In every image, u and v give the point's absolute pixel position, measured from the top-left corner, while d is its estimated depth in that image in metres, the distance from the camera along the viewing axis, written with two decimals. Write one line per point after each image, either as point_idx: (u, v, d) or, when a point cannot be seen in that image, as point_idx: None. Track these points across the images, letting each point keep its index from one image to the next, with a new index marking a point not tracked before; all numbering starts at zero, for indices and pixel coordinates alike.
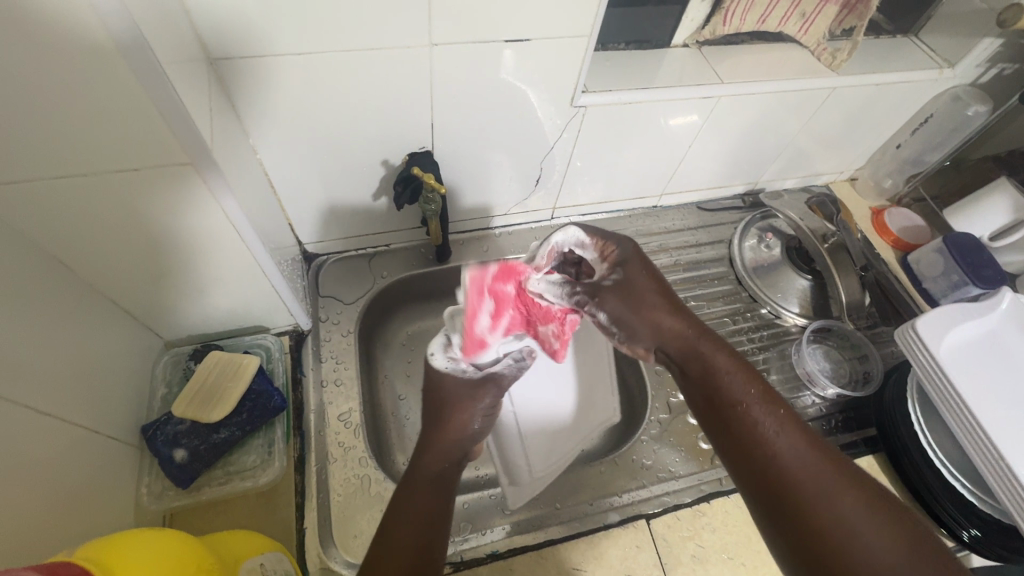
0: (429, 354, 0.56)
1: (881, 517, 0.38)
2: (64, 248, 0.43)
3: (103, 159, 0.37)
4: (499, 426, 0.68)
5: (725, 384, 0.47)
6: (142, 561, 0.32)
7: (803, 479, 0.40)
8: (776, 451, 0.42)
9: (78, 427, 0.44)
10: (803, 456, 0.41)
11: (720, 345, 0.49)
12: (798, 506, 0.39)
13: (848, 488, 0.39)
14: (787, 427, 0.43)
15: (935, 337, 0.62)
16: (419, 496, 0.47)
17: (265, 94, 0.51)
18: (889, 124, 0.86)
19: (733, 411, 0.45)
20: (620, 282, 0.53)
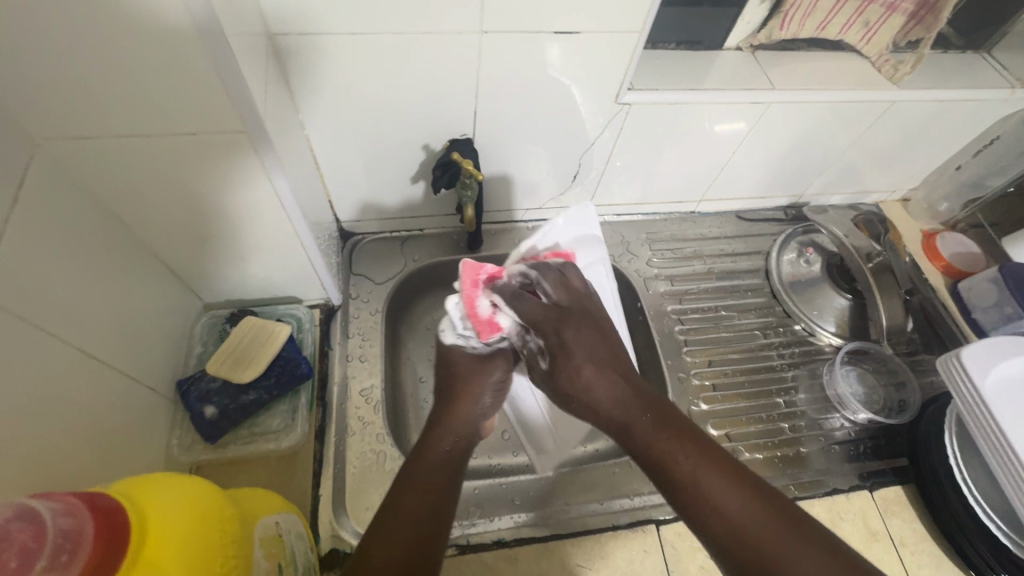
0: (441, 330, 0.60)
1: (821, 558, 0.38)
2: (119, 203, 0.46)
3: (166, 123, 0.39)
4: (516, 400, 0.68)
5: (665, 450, 0.46)
6: (166, 505, 0.32)
7: (765, 553, 0.39)
8: (725, 522, 0.41)
9: (117, 374, 0.46)
10: (759, 522, 0.40)
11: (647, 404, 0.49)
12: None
13: (807, 545, 0.39)
14: (739, 493, 0.42)
15: (980, 368, 0.59)
16: (427, 469, 0.49)
17: (317, 72, 0.52)
18: (950, 144, 0.82)
19: (684, 490, 0.44)
20: (562, 325, 0.54)
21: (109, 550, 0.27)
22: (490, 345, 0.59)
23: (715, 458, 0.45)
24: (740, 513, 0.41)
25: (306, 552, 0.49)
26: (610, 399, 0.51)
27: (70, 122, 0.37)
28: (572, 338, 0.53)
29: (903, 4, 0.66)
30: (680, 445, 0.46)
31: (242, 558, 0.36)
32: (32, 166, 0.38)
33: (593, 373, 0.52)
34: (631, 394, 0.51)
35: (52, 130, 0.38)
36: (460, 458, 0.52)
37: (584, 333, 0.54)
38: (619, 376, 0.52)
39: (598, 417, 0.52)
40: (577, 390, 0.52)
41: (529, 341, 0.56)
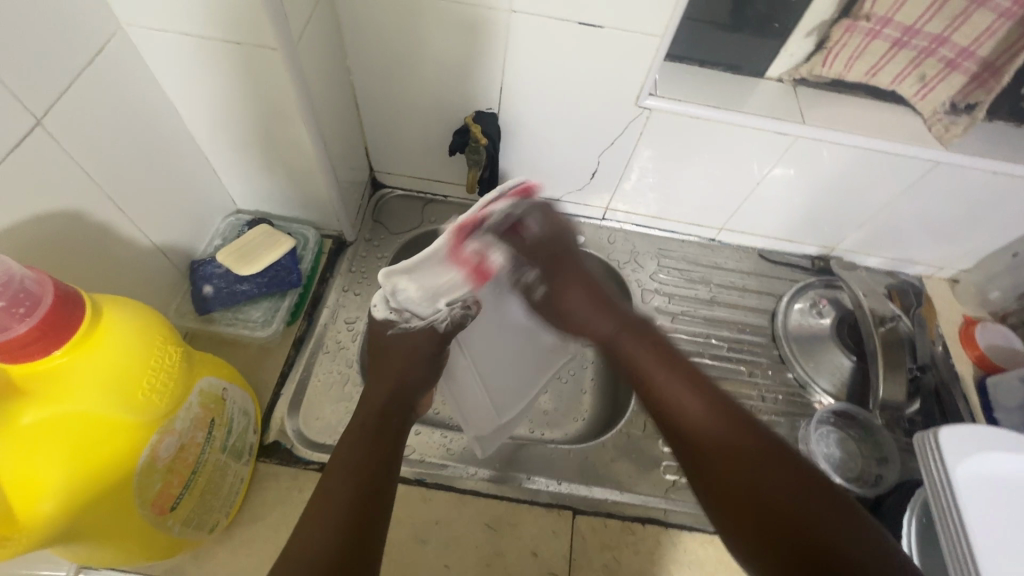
0: (371, 306, 0.56)
1: (775, 461, 0.44)
2: (179, 95, 0.55)
3: (217, 29, 0.48)
4: (453, 374, 0.64)
5: (646, 368, 0.51)
6: (122, 320, 0.38)
7: (708, 438, 0.46)
8: (686, 420, 0.48)
9: (143, 234, 0.55)
10: (713, 417, 0.47)
11: (639, 335, 0.54)
12: (711, 467, 0.46)
13: (752, 438, 0.46)
14: (701, 394, 0.49)
15: (955, 451, 0.54)
16: (352, 454, 0.48)
17: (367, 26, 0.60)
18: (1008, 226, 0.76)
19: (657, 396, 0.50)
20: (552, 261, 0.58)
21: (56, 326, 0.34)
22: (425, 319, 0.55)
23: (685, 372, 0.50)
24: (698, 407, 0.48)
25: (246, 430, 0.55)
26: (602, 319, 0.56)
27: (147, 9, 0.46)
28: (564, 270, 0.58)
29: (965, 63, 0.62)
30: (659, 357, 0.52)
31: (176, 390, 0.42)
32: (112, 41, 0.47)
33: (578, 295, 0.57)
34: (610, 317, 0.56)
35: (133, 16, 0.47)
36: (392, 445, 0.51)
37: (571, 267, 0.58)
38: (598, 304, 0.57)
39: (590, 333, 0.57)
40: (569, 313, 0.58)
41: (526, 278, 0.59)
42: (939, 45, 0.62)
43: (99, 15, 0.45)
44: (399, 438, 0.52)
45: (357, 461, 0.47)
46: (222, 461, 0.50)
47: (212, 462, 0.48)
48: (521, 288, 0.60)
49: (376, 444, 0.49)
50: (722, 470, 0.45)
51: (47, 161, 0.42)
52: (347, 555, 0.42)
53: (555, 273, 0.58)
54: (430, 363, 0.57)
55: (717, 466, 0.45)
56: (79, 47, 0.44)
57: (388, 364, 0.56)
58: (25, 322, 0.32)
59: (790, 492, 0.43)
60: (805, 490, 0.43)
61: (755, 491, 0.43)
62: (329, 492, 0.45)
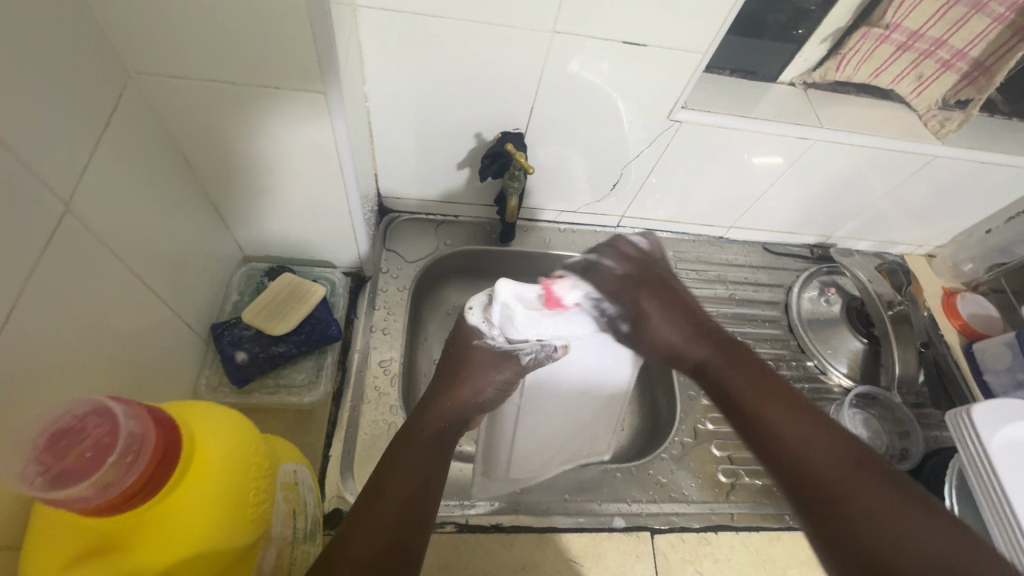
0: (466, 307, 0.55)
1: (898, 504, 0.38)
2: (192, 144, 0.47)
3: (252, 74, 0.41)
4: (500, 414, 0.62)
5: (742, 393, 0.48)
6: (215, 436, 0.33)
7: (827, 474, 0.41)
8: (794, 450, 0.43)
9: (163, 307, 0.48)
10: (824, 448, 0.42)
11: (733, 358, 0.51)
12: (826, 503, 0.40)
13: (882, 484, 0.40)
14: (802, 420, 0.44)
15: (990, 425, 0.60)
16: (413, 450, 0.46)
17: (393, 51, 0.55)
18: (984, 206, 0.83)
19: (762, 426, 0.45)
20: (637, 294, 0.54)
21: (161, 463, 0.29)
22: (512, 343, 0.53)
23: (783, 395, 0.47)
24: (814, 441, 0.43)
25: (314, 506, 0.50)
26: (697, 344, 0.53)
27: (165, 55, 0.39)
28: (650, 306, 0.54)
29: (958, 63, 0.67)
30: (763, 385, 0.48)
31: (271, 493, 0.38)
32: (122, 94, 0.40)
33: (666, 322, 0.54)
34: (704, 342, 0.53)
35: (146, 63, 0.40)
36: (448, 445, 0.49)
37: (656, 299, 0.55)
38: (697, 332, 0.53)
39: (678, 360, 0.54)
40: (659, 346, 0.54)
41: (608, 309, 0.54)
42: (938, 48, 0.66)
43: (108, 66, 0.38)
44: (454, 440, 0.50)
45: (416, 458, 0.46)
46: (304, 549, 0.46)
47: (298, 556, 0.44)
48: (604, 326, 0.55)
49: (435, 446, 0.48)
50: (843, 511, 0.39)
51: (75, 250, 0.35)
52: (388, 555, 0.39)
53: (641, 310, 0.54)
54: (499, 390, 0.54)
55: (837, 504, 0.39)
56: (94, 109, 0.36)
57: (467, 373, 0.53)
58: (132, 471, 0.27)
59: (914, 536, 0.37)
60: (935, 535, 0.37)
61: (873, 536, 0.37)
62: (384, 488, 0.43)
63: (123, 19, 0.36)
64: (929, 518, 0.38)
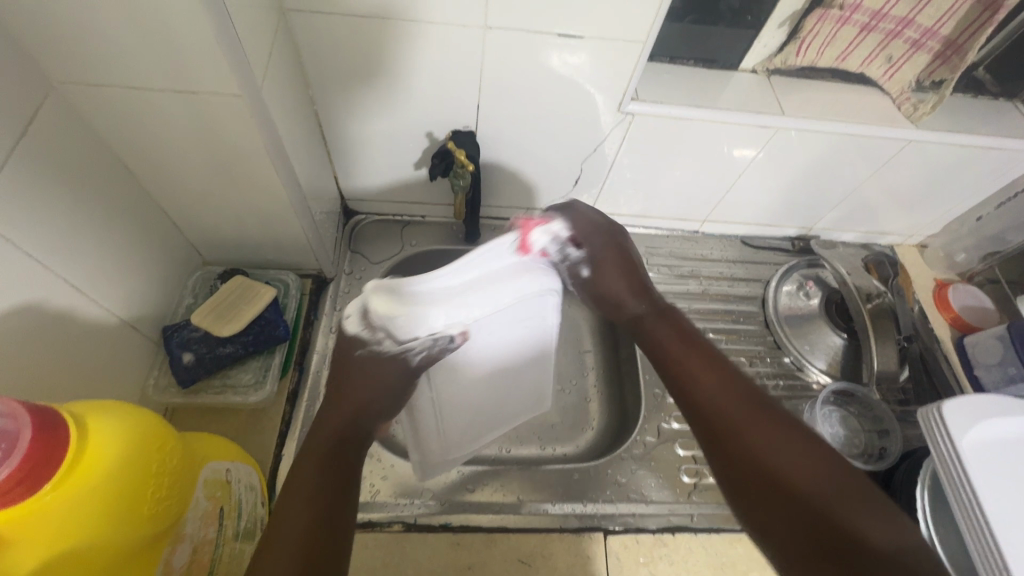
0: (344, 316, 0.47)
1: (790, 436, 0.39)
2: (128, 153, 0.49)
3: (167, 81, 0.42)
4: (413, 407, 0.54)
5: (667, 344, 0.48)
6: (111, 433, 0.34)
7: (731, 415, 0.41)
8: (705, 391, 0.43)
9: (104, 311, 0.49)
10: (731, 389, 0.43)
11: (664, 316, 0.50)
12: (725, 438, 0.41)
13: (779, 421, 0.40)
14: (719, 366, 0.45)
15: (961, 425, 0.56)
16: (304, 485, 0.39)
17: (331, 54, 0.55)
18: (972, 192, 0.78)
19: (680, 376, 0.45)
20: (602, 248, 0.52)
21: (42, 460, 0.30)
22: (401, 344, 0.47)
23: (703, 347, 0.47)
24: (723, 382, 0.44)
25: (256, 504, 0.51)
26: (633, 296, 0.52)
27: (80, 66, 0.40)
28: (607, 261, 0.52)
29: (929, 43, 0.64)
30: (683, 335, 0.48)
31: (180, 491, 0.39)
32: (44, 105, 0.41)
33: (619, 281, 0.52)
34: (643, 299, 0.52)
35: (65, 74, 0.41)
36: (350, 468, 0.42)
37: (617, 254, 0.53)
38: (638, 295, 0.52)
39: (617, 313, 0.53)
40: (607, 292, 0.53)
41: (571, 255, 0.51)
42: (905, 27, 0.63)
43: (24, 78, 0.39)
44: (354, 467, 0.42)
45: (313, 488, 0.39)
46: (236, 547, 0.46)
47: (228, 553, 0.45)
48: (563, 271, 0.53)
49: (328, 473, 0.40)
50: (740, 446, 0.40)
51: None
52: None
53: (597, 254, 0.52)
54: (392, 397, 0.48)
55: (735, 441, 0.40)
56: (9, 120, 0.38)
57: (343, 391, 0.46)
58: (3, 467, 0.28)
59: (800, 462, 0.38)
60: (820, 461, 0.38)
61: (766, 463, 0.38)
62: (272, 534, 0.36)
63: (34, 32, 0.38)
64: (817, 446, 0.39)
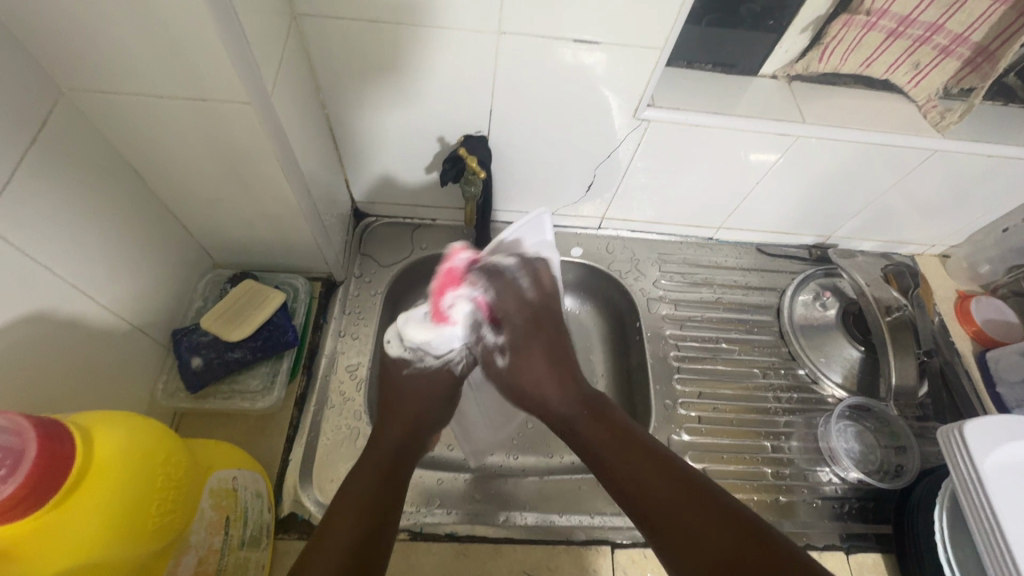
0: (385, 342, 0.58)
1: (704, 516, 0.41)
2: (138, 158, 0.49)
3: (177, 88, 0.42)
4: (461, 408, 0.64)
5: (586, 434, 0.50)
6: (118, 446, 0.34)
7: (646, 496, 0.44)
8: (624, 478, 0.46)
9: (114, 315, 0.49)
10: (644, 471, 0.45)
11: (592, 415, 0.51)
12: (674, 542, 0.41)
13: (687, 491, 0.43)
14: (629, 447, 0.48)
15: (984, 445, 0.55)
16: (358, 498, 0.44)
17: (343, 59, 0.55)
18: (999, 203, 0.76)
19: (609, 467, 0.47)
20: (531, 326, 0.58)
21: (46, 477, 0.30)
22: (441, 357, 0.57)
23: (619, 435, 0.49)
24: (633, 463, 0.46)
25: (262, 511, 0.51)
26: (557, 395, 0.54)
27: (89, 73, 0.40)
28: (525, 353, 0.57)
29: (959, 49, 0.62)
30: (603, 427, 0.50)
31: (186, 504, 0.38)
32: (53, 111, 0.41)
33: (537, 363, 0.56)
34: (569, 390, 0.54)
35: (75, 80, 0.41)
36: (395, 493, 0.47)
37: (542, 335, 0.58)
38: (561, 377, 0.55)
39: (549, 414, 0.55)
40: (527, 385, 0.56)
41: (486, 337, 0.58)
42: (934, 33, 0.61)
43: (35, 85, 0.39)
44: (399, 491, 0.47)
45: (362, 505, 0.43)
46: (241, 555, 0.46)
47: (232, 562, 0.45)
48: (484, 356, 0.59)
49: (383, 488, 0.46)
50: (677, 532, 0.41)
51: None
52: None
53: (512, 340, 0.58)
54: (440, 406, 0.57)
55: (671, 538, 0.41)
56: (17, 127, 0.38)
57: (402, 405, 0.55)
58: (9, 483, 0.28)
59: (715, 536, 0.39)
60: (731, 536, 0.39)
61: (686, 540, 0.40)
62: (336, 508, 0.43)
63: (44, 38, 0.37)
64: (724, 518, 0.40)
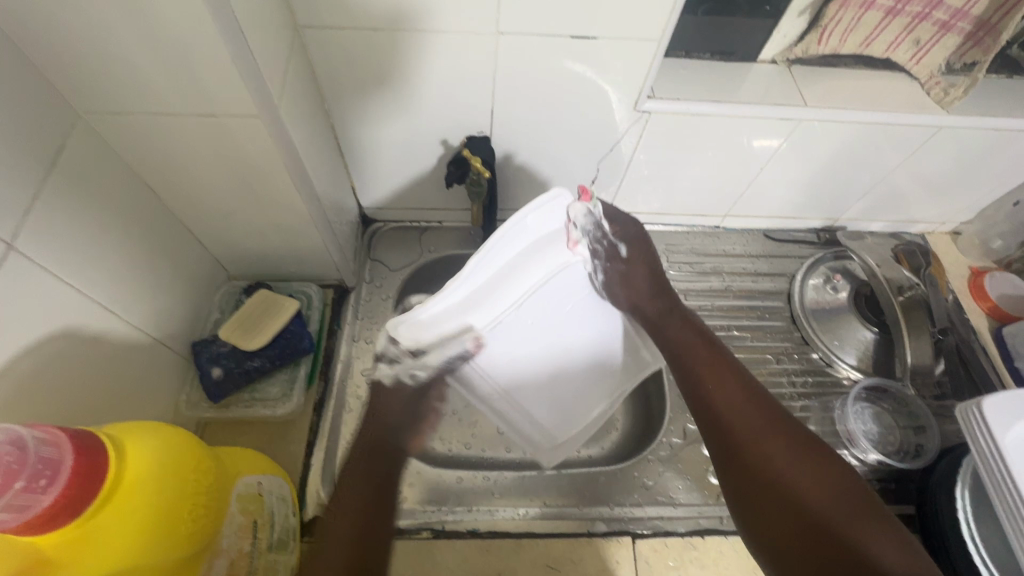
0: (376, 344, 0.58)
1: (774, 438, 0.48)
2: (152, 176, 0.50)
3: (188, 106, 0.43)
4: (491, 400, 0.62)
5: (685, 350, 0.58)
6: (150, 453, 0.35)
7: (722, 407, 0.52)
8: (714, 390, 0.53)
9: (137, 330, 0.51)
10: (737, 389, 0.52)
11: (704, 340, 0.58)
12: (742, 451, 0.49)
13: (763, 413, 0.50)
14: (718, 367, 0.55)
15: (1002, 420, 0.54)
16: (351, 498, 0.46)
17: (346, 69, 0.56)
18: (1009, 176, 0.75)
19: (700, 384, 0.55)
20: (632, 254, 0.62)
21: (83, 485, 0.31)
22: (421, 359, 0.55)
23: (720, 355, 0.56)
24: (723, 384, 0.53)
25: (289, 515, 0.52)
26: (651, 303, 0.62)
27: (105, 97, 0.42)
28: (632, 275, 0.62)
29: (959, 23, 0.61)
30: (704, 350, 0.57)
31: (217, 509, 0.40)
32: (72, 134, 0.42)
33: (643, 285, 0.62)
34: (666, 304, 0.61)
35: (90, 104, 0.42)
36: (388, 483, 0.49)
37: (645, 261, 0.63)
38: (661, 293, 0.62)
39: (640, 310, 0.62)
40: (631, 293, 0.63)
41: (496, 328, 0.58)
42: (933, 9, 0.61)
43: (53, 111, 0.41)
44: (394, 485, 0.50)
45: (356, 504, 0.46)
46: (271, 559, 0.47)
47: (262, 565, 0.46)
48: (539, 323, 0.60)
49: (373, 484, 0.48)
50: (749, 440, 0.49)
51: (25, 285, 0.38)
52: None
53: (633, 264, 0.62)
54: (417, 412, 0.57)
55: (745, 445, 0.49)
56: (37, 150, 0.39)
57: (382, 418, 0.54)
58: (48, 494, 0.29)
59: (775, 454, 0.47)
60: (791, 456, 0.47)
61: (749, 445, 0.49)
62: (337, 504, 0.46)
63: (58, 65, 0.39)
64: (793, 443, 0.47)
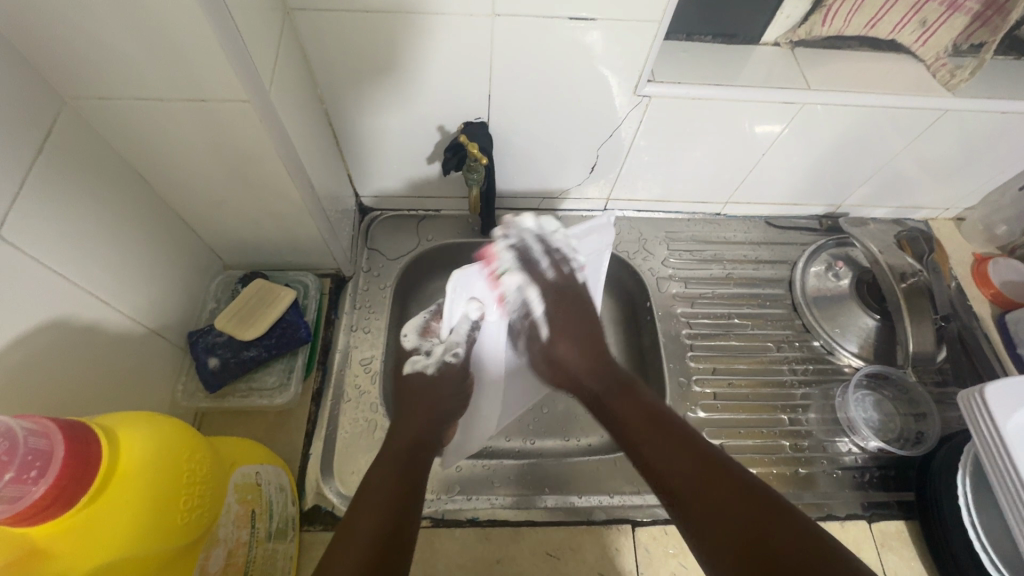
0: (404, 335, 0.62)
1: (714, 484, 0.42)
2: (143, 163, 0.49)
3: (177, 91, 0.42)
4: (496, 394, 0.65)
5: (613, 404, 0.53)
6: (144, 444, 0.35)
7: (664, 471, 0.45)
8: (650, 447, 0.47)
9: (131, 320, 0.50)
10: (672, 443, 0.46)
11: (629, 391, 0.53)
12: (694, 517, 0.41)
13: (701, 461, 0.44)
14: (650, 418, 0.49)
15: (1005, 407, 0.54)
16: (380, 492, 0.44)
17: (339, 53, 0.55)
18: (1015, 161, 0.74)
19: (638, 447, 0.48)
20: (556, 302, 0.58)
21: (76, 476, 0.31)
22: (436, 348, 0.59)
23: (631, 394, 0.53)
24: (658, 439, 0.47)
25: (287, 505, 0.52)
26: (589, 375, 0.57)
27: (91, 82, 0.41)
28: (558, 322, 0.59)
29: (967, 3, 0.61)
30: (630, 405, 0.51)
31: (213, 499, 0.39)
32: (58, 120, 0.41)
33: (572, 345, 0.59)
34: (597, 376, 0.56)
35: (76, 89, 0.41)
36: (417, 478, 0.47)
37: (572, 315, 0.59)
38: (588, 356, 0.58)
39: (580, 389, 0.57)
40: (564, 360, 0.59)
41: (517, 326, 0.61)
42: None
43: (38, 97, 0.40)
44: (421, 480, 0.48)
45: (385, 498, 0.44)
46: (269, 549, 0.47)
47: (260, 555, 0.46)
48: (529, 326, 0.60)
49: (406, 476, 0.47)
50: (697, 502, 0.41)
51: (13, 274, 0.37)
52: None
53: (553, 314, 0.59)
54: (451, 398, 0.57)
55: (694, 514, 0.41)
56: (21, 136, 0.38)
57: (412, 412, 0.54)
58: (39, 485, 0.29)
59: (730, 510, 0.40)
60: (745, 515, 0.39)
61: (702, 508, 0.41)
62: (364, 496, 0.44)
63: (42, 49, 0.38)
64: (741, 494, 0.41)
